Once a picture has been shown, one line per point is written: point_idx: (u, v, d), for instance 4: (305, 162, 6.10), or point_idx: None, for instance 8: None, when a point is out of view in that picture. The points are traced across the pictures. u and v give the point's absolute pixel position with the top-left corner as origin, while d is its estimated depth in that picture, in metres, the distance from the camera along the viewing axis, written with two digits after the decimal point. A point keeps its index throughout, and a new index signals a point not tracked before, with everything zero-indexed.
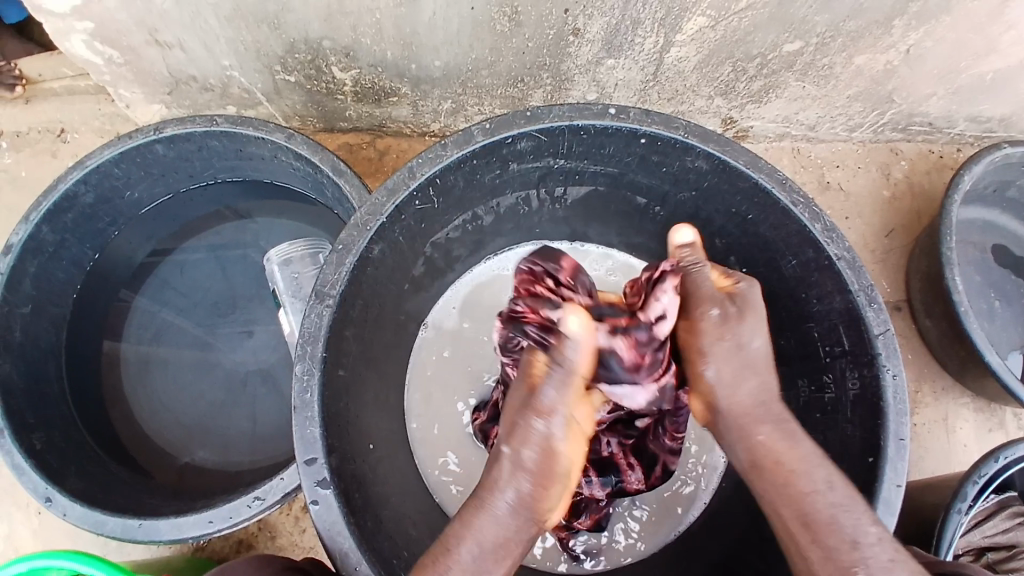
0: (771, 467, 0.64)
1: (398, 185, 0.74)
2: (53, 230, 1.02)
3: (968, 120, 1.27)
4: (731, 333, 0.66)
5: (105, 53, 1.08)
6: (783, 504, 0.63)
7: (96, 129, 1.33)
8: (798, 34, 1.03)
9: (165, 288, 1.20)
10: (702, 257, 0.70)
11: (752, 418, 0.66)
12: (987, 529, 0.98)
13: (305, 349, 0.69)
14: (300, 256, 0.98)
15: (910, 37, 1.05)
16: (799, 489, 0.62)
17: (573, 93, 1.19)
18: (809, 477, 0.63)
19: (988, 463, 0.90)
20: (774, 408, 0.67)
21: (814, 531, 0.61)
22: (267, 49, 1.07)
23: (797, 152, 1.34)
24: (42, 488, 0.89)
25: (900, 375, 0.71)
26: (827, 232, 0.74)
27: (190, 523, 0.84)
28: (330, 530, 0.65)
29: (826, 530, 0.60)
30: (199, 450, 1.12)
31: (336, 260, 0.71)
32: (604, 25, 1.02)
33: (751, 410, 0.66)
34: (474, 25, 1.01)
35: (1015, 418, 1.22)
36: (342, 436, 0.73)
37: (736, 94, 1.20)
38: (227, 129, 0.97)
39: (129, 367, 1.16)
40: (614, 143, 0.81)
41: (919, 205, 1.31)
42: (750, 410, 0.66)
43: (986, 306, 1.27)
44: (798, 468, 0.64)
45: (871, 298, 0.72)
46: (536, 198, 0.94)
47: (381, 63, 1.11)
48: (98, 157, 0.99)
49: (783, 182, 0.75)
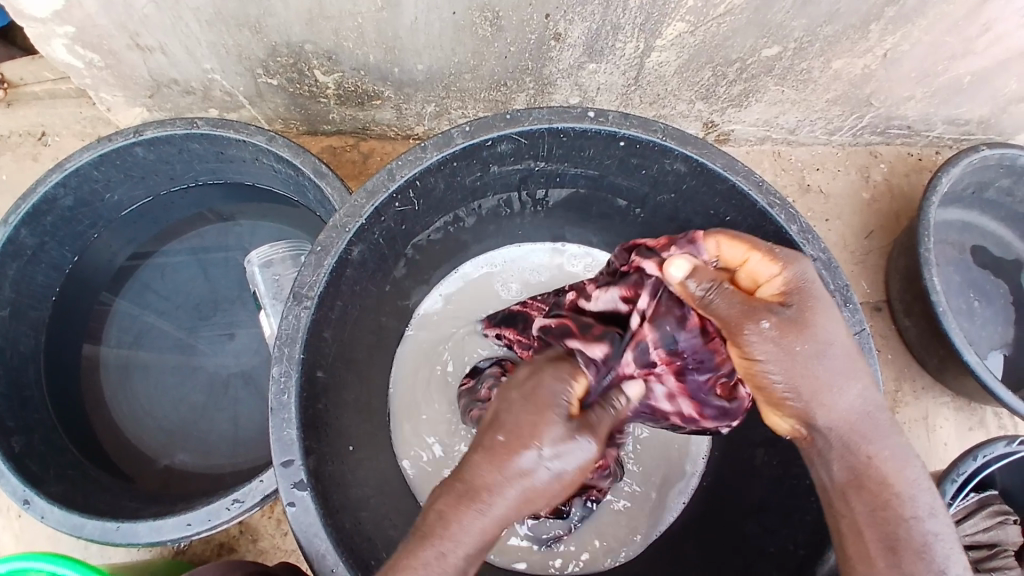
0: (871, 488, 0.59)
1: (378, 187, 0.74)
2: (32, 233, 1.01)
3: (945, 123, 1.29)
4: (818, 348, 0.57)
5: (86, 57, 1.08)
6: (871, 526, 0.59)
7: (77, 132, 1.32)
8: (777, 38, 1.05)
9: (146, 291, 1.20)
10: (712, 283, 0.57)
11: (860, 436, 0.59)
12: (969, 527, 0.98)
13: (283, 351, 0.69)
14: (281, 258, 0.97)
15: (887, 41, 1.06)
16: (900, 515, 0.58)
17: (556, 97, 1.20)
18: (911, 501, 0.59)
19: (966, 461, 0.91)
20: (879, 425, 0.60)
21: (902, 555, 0.57)
22: (249, 52, 1.07)
23: (778, 156, 1.35)
24: (21, 491, 0.88)
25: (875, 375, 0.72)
26: (802, 233, 0.75)
27: (169, 526, 0.84)
28: (307, 532, 0.65)
29: (916, 555, 0.57)
30: (179, 453, 1.11)
31: (314, 262, 0.71)
32: (586, 30, 1.02)
33: (849, 428, 0.59)
34: (456, 29, 1.02)
35: (994, 417, 1.23)
36: (321, 438, 0.73)
37: (717, 99, 1.22)
38: (208, 132, 0.97)
39: (110, 371, 1.15)
40: (593, 146, 0.82)
41: (899, 207, 1.33)
42: (856, 427, 0.59)
43: (964, 307, 1.29)
44: (904, 493, 0.59)
45: (846, 298, 0.73)
46: (517, 200, 0.94)
47: (364, 66, 1.11)
48: (77, 160, 0.98)
49: (760, 184, 0.76)
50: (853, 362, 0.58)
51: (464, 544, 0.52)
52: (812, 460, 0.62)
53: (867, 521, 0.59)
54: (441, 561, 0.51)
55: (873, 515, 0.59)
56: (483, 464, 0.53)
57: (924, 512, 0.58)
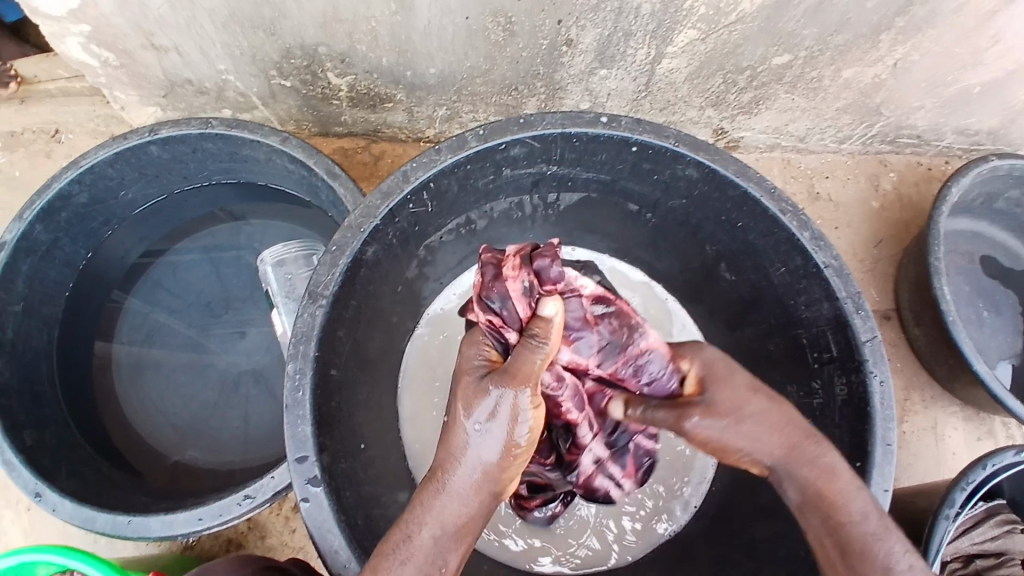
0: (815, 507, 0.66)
1: (393, 188, 0.75)
2: (47, 229, 1.02)
3: (955, 133, 1.29)
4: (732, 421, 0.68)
5: (102, 55, 1.09)
6: (829, 539, 0.65)
7: (90, 130, 1.33)
8: (787, 47, 1.05)
9: (157, 288, 1.20)
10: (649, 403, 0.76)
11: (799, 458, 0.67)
12: (975, 536, 0.99)
13: (297, 348, 0.69)
14: (293, 258, 0.98)
15: (897, 51, 1.07)
16: (838, 520, 0.64)
17: (567, 102, 1.21)
18: (849, 506, 0.64)
19: (975, 469, 0.90)
20: (808, 449, 0.67)
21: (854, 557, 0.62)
22: (263, 54, 1.08)
23: (786, 163, 1.36)
24: (33, 483, 0.88)
25: (887, 381, 0.72)
26: (814, 240, 0.75)
27: (180, 521, 0.84)
28: (320, 529, 0.66)
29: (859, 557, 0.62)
30: (189, 450, 1.11)
31: (330, 261, 0.72)
32: (597, 36, 1.03)
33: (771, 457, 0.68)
34: (469, 34, 1.03)
35: (1003, 427, 1.23)
36: (335, 435, 0.73)
37: (727, 106, 1.22)
38: (222, 131, 0.98)
39: (120, 369, 1.16)
40: (606, 151, 0.82)
41: (908, 216, 1.33)
42: (796, 454, 0.67)
43: (973, 316, 1.29)
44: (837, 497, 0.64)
45: (858, 305, 0.74)
46: (529, 203, 0.95)
47: (377, 69, 1.12)
48: (93, 158, 0.99)
49: (773, 191, 0.77)
50: (755, 396, 0.69)
51: (428, 524, 0.60)
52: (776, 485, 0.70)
53: (822, 531, 0.65)
54: (408, 541, 0.59)
55: (833, 528, 0.64)
56: (439, 453, 0.63)
57: (860, 515, 0.63)
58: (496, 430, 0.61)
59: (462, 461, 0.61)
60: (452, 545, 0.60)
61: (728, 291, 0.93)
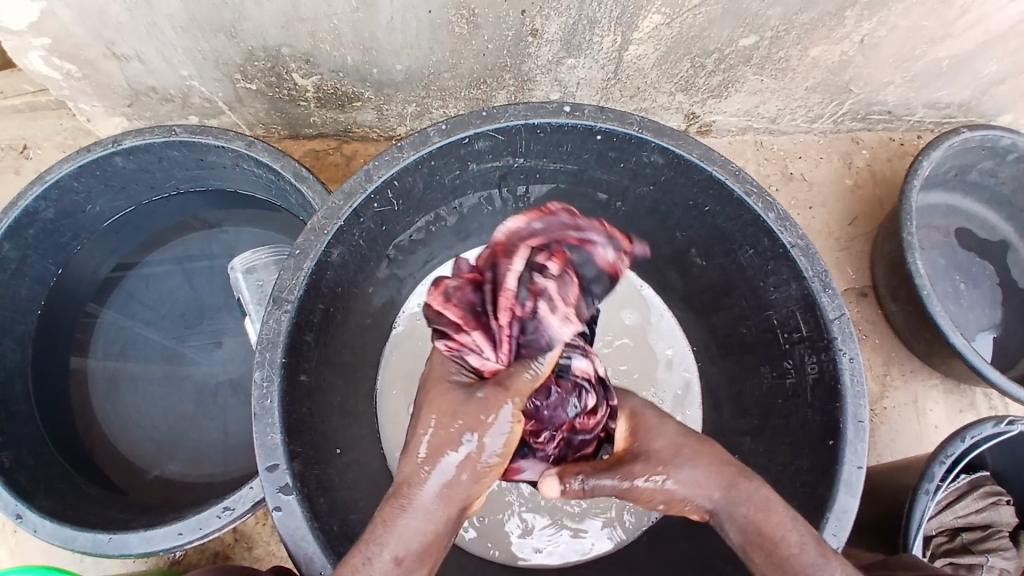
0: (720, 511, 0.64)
1: (356, 188, 0.74)
2: (14, 247, 1.01)
3: (926, 107, 1.30)
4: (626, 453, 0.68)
5: (63, 68, 1.07)
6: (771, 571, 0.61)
7: (59, 144, 1.32)
8: (754, 28, 1.05)
9: (132, 300, 1.19)
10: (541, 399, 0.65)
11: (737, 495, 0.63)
12: (959, 509, 1.00)
13: (264, 355, 0.69)
14: (264, 264, 0.97)
15: (864, 27, 1.07)
16: (787, 546, 0.61)
17: (537, 93, 1.20)
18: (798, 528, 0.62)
19: (954, 443, 0.91)
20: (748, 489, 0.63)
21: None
22: (226, 58, 1.07)
23: (760, 145, 1.35)
24: (13, 505, 0.88)
25: (857, 358, 0.72)
26: (780, 220, 0.75)
27: (160, 536, 0.84)
28: (294, 536, 0.65)
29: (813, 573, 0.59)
30: (170, 464, 1.11)
31: (293, 265, 0.71)
32: (562, 25, 1.02)
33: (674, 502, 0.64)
34: (433, 28, 1.02)
35: (984, 397, 1.24)
36: (306, 442, 0.73)
37: (697, 90, 1.22)
38: (186, 138, 0.97)
39: (98, 383, 1.15)
40: (571, 141, 0.82)
41: (881, 192, 1.34)
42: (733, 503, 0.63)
43: (950, 289, 1.30)
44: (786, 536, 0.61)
45: (826, 284, 0.74)
46: (498, 197, 0.94)
47: (343, 68, 1.11)
48: (57, 172, 0.98)
49: (737, 173, 0.77)
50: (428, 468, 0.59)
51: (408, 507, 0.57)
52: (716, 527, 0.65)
53: (769, 571, 0.61)
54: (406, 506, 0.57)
55: (767, 563, 0.61)
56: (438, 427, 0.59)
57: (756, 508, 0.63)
58: (461, 456, 0.57)
59: (445, 468, 0.57)
60: (418, 563, 0.56)
61: (700, 276, 0.93)
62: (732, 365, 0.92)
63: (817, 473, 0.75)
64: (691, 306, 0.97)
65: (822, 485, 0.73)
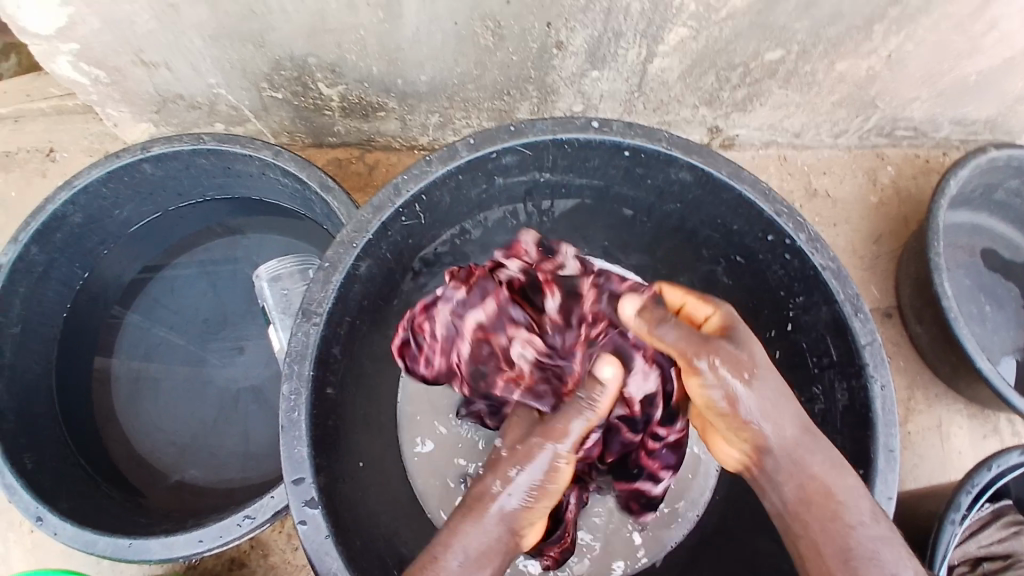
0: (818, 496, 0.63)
1: (385, 202, 0.74)
2: (42, 250, 1.02)
3: (952, 124, 1.29)
4: (762, 376, 0.62)
5: (92, 74, 1.08)
6: (826, 539, 0.62)
7: (85, 148, 1.33)
8: (779, 41, 1.04)
9: (156, 305, 1.20)
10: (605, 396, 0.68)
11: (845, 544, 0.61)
12: (982, 538, 0.99)
13: (292, 367, 0.69)
14: (289, 273, 0.98)
15: (891, 41, 1.06)
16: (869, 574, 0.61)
17: (559, 105, 1.20)
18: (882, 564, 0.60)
19: (980, 472, 0.89)
20: (819, 439, 0.65)
21: (852, 565, 0.60)
22: (253, 66, 1.08)
23: (783, 159, 1.35)
24: (34, 507, 0.89)
25: (888, 385, 0.71)
26: (810, 242, 0.75)
27: (180, 543, 0.84)
28: (319, 550, 0.66)
29: (865, 563, 0.60)
30: (190, 468, 1.11)
31: (322, 278, 0.72)
32: (588, 38, 1.02)
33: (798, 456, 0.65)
34: (459, 39, 1.02)
35: (1008, 423, 1.22)
36: (332, 456, 0.73)
37: (721, 104, 1.22)
38: (215, 147, 0.98)
39: (120, 385, 1.16)
40: (598, 156, 0.81)
41: (906, 210, 1.32)
42: (799, 446, 0.64)
43: (975, 311, 1.28)
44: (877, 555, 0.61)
45: (857, 308, 0.73)
46: (523, 212, 0.94)
47: (368, 78, 1.11)
48: (86, 177, 0.99)
49: (766, 193, 0.76)
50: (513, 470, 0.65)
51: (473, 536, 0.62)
52: (764, 485, 0.67)
53: None
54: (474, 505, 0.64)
55: (825, 530, 0.62)
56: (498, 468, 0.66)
57: (861, 519, 0.62)
58: (528, 467, 0.65)
59: (517, 474, 0.65)
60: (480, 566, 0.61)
61: (725, 295, 0.92)
62: None
63: None
64: None
65: None
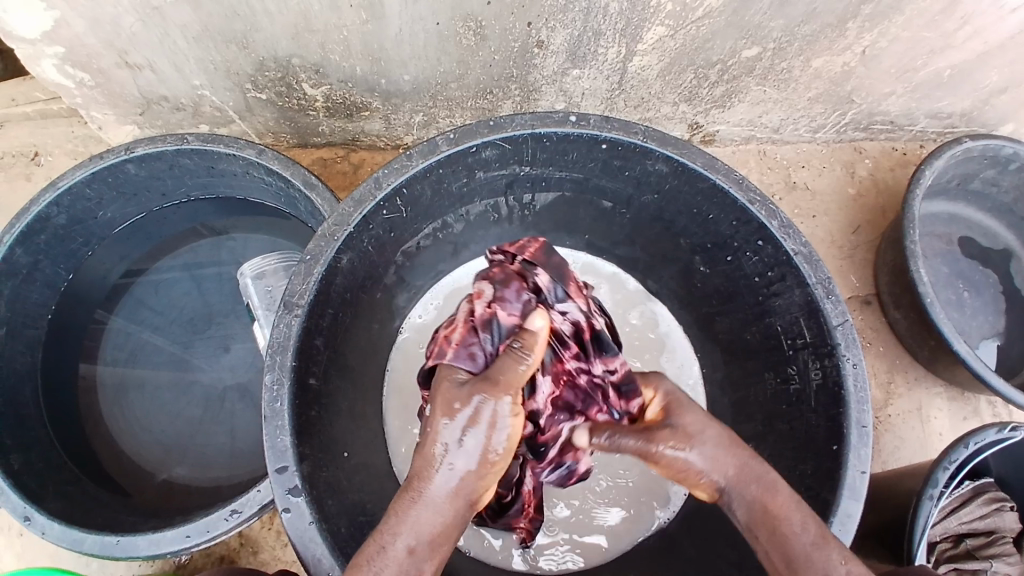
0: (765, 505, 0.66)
1: (365, 196, 0.75)
2: (26, 252, 1.02)
3: (928, 117, 1.31)
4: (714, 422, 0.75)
5: (76, 76, 1.09)
6: (773, 550, 0.64)
7: (70, 151, 1.34)
8: (756, 39, 1.07)
9: (142, 307, 1.20)
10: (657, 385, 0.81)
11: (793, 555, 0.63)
12: (963, 516, 1.00)
13: (275, 358, 0.70)
14: (273, 270, 0.99)
15: (865, 39, 1.08)
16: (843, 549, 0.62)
17: (542, 103, 1.21)
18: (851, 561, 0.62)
19: (958, 448, 0.91)
20: (754, 468, 0.68)
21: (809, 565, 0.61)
22: (237, 67, 1.09)
23: (763, 154, 1.37)
24: (21, 507, 0.89)
25: (859, 364, 0.73)
26: (783, 228, 0.76)
27: (167, 539, 0.84)
28: (303, 538, 0.66)
29: (804, 569, 0.61)
30: (177, 467, 1.12)
31: (304, 271, 0.72)
32: (567, 37, 1.04)
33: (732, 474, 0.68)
34: (441, 39, 1.03)
35: (988, 405, 1.25)
36: (315, 444, 0.74)
37: (701, 100, 1.23)
38: (198, 146, 0.98)
39: (105, 386, 1.16)
40: (577, 150, 0.83)
41: (884, 201, 1.35)
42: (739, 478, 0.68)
43: (953, 297, 1.30)
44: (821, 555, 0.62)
45: (829, 290, 0.75)
46: (504, 205, 0.95)
47: (352, 78, 1.13)
48: (70, 179, 0.99)
49: (740, 181, 0.78)
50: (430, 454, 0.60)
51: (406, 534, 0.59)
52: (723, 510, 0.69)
53: None
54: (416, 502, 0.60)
55: (772, 542, 0.64)
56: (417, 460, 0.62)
57: (800, 526, 0.64)
58: (457, 430, 0.60)
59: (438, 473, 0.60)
60: (427, 555, 0.60)
61: (704, 284, 0.94)
62: (737, 369, 0.92)
63: (821, 478, 0.75)
64: (694, 313, 0.98)
65: (827, 489, 0.73)
